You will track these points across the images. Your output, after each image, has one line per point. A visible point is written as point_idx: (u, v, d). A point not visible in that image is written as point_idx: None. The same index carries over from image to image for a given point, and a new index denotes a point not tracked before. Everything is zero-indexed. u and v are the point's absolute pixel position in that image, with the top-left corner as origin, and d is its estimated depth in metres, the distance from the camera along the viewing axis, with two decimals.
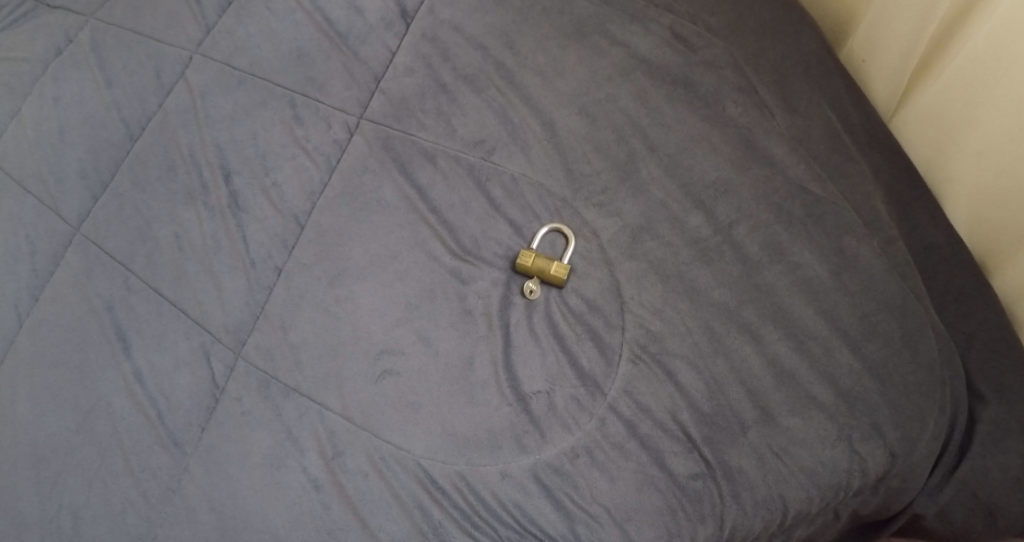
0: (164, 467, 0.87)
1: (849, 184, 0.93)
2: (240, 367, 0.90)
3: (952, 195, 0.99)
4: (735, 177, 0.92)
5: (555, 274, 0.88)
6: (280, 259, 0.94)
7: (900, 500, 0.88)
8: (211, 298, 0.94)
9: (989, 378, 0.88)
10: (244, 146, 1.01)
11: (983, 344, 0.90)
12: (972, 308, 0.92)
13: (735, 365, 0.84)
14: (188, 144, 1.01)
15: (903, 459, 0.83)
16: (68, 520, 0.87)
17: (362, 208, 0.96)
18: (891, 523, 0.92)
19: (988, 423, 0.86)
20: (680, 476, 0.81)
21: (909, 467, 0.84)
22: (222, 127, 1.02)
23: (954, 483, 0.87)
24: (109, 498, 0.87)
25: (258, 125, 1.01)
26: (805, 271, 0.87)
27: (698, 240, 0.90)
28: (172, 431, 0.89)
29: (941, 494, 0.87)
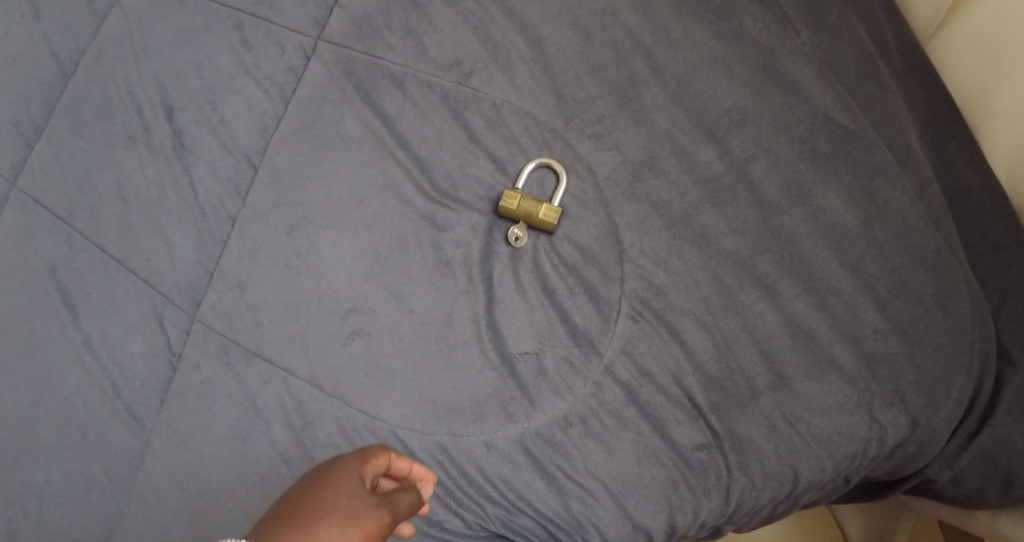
0: (125, 443, 0.80)
1: (881, 111, 0.81)
2: (196, 330, 0.81)
3: (997, 131, 0.87)
4: (751, 106, 0.80)
5: (544, 218, 0.78)
6: (234, 207, 0.84)
7: (913, 463, 0.82)
8: (160, 255, 0.84)
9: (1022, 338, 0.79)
10: (187, 78, 0.88)
11: (1018, 302, 0.81)
12: (1010, 253, 0.82)
13: (747, 323, 0.75)
14: (124, 78, 0.88)
15: (926, 426, 0.76)
16: (31, 501, 0.80)
17: (323, 146, 0.84)
18: (900, 484, 0.86)
19: (1017, 388, 0.79)
20: (684, 447, 0.74)
21: (928, 434, 0.77)
22: (162, 57, 0.88)
23: (975, 448, 0.80)
24: (70, 477, 0.80)
25: (201, 52, 0.88)
26: (829, 216, 0.77)
27: (709, 178, 0.79)
28: (129, 403, 0.81)
29: (959, 461, 0.81)
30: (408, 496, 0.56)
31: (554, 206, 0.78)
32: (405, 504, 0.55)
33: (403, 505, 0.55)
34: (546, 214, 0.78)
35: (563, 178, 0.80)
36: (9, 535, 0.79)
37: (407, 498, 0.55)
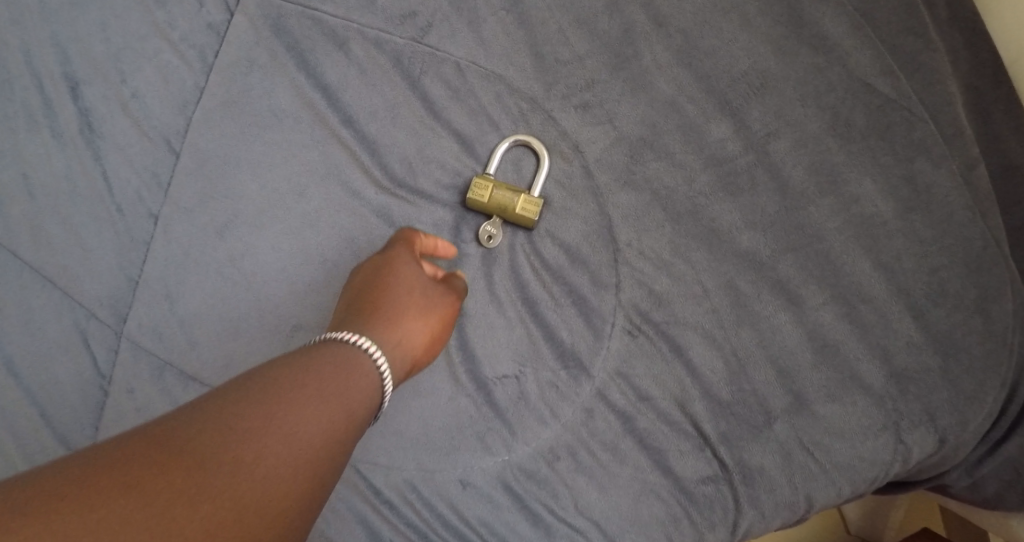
0: None
1: (929, 71, 0.66)
2: (124, 349, 0.69)
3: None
4: (774, 69, 0.65)
5: (523, 210, 0.63)
6: (154, 202, 0.70)
7: (929, 470, 0.74)
8: (77, 260, 0.69)
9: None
10: (90, 40, 0.69)
11: None
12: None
13: (764, 337, 0.64)
14: (16, 41, 0.69)
15: (953, 444, 0.66)
16: None
17: (252, 125, 0.69)
18: (912, 487, 0.78)
19: None
20: (687, 481, 0.64)
21: (954, 449, 0.68)
22: (58, 14, 0.69)
23: (999, 459, 0.72)
24: None
25: (104, 7, 0.69)
26: (862, 205, 0.64)
27: (721, 159, 0.65)
28: (61, 435, 0.68)
29: (981, 469, 0.73)
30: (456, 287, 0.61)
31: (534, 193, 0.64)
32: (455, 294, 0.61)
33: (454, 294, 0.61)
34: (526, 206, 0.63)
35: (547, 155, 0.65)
36: None
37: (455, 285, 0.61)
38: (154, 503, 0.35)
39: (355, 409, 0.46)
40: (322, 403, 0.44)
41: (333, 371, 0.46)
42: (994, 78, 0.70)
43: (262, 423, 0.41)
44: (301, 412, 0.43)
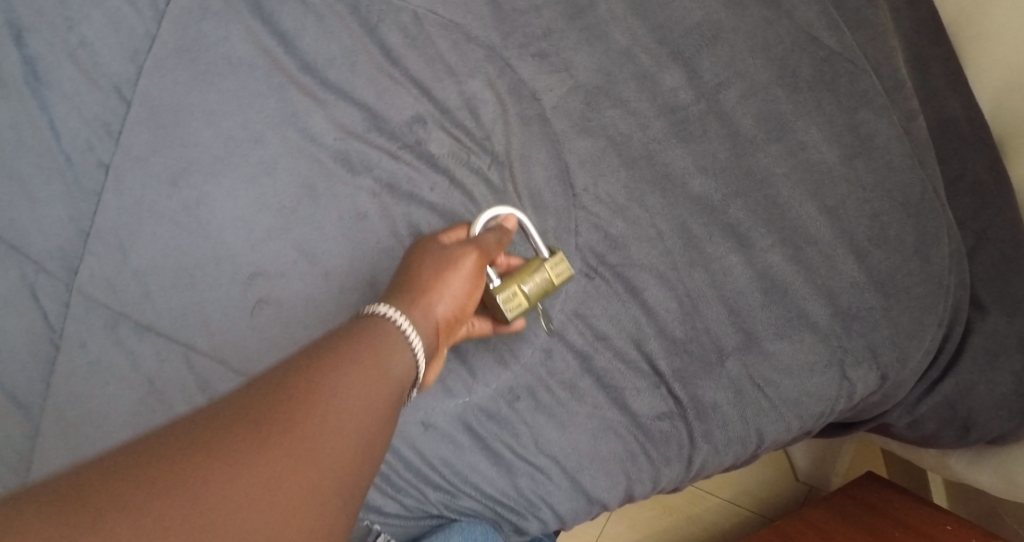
0: (12, 434, 0.67)
1: (870, 27, 0.69)
2: (76, 302, 0.68)
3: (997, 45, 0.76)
4: (724, 21, 0.67)
5: (558, 268, 0.58)
6: (105, 151, 0.68)
7: (870, 411, 0.76)
8: (25, 214, 0.67)
9: (997, 284, 0.72)
10: None
11: (994, 241, 0.73)
12: (995, 184, 0.73)
13: (716, 279, 0.66)
14: None
15: (894, 381, 0.69)
16: None
17: (205, 72, 0.68)
18: (858, 427, 0.81)
19: (984, 336, 0.72)
20: (644, 417, 0.66)
21: (895, 387, 0.71)
22: None
23: (937, 396, 0.74)
24: None
25: None
26: (809, 152, 0.67)
27: (674, 107, 0.67)
28: (10, 389, 0.67)
29: (919, 409, 0.75)
30: (496, 230, 0.58)
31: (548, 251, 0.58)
32: (495, 240, 0.57)
33: (492, 237, 0.57)
34: (556, 269, 0.58)
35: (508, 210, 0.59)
36: None
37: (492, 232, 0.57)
38: (233, 452, 0.34)
39: (393, 369, 0.43)
40: (373, 370, 0.42)
41: (371, 344, 0.43)
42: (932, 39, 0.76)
43: (322, 387, 0.39)
44: (353, 377, 0.41)
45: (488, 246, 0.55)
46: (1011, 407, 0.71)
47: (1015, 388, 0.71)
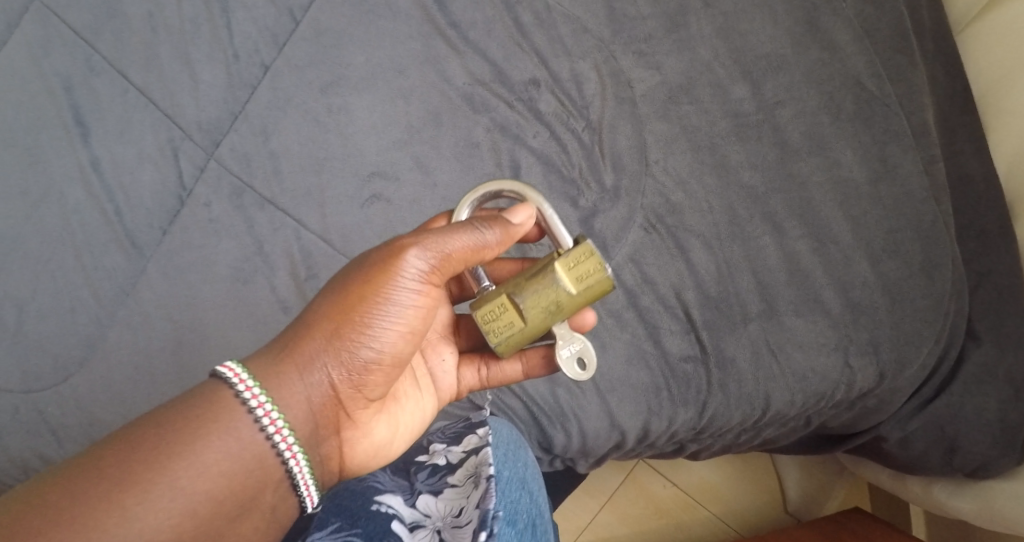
0: (120, 267, 0.75)
1: (909, 89, 0.86)
2: (211, 169, 0.78)
3: (1003, 126, 0.93)
4: (789, 56, 0.84)
5: (571, 278, 0.61)
6: (269, 55, 0.80)
7: (868, 419, 0.88)
8: (186, 89, 0.78)
9: (991, 320, 0.87)
10: None
11: (995, 281, 0.88)
12: (997, 240, 0.89)
13: (751, 254, 0.79)
14: None
15: (891, 382, 0.81)
16: (10, 310, 0.73)
17: (369, 10, 0.82)
18: (852, 440, 0.92)
19: (975, 363, 0.85)
20: (672, 357, 0.78)
21: (890, 392, 0.83)
22: None
23: (928, 412, 0.86)
24: (57, 295, 0.74)
25: None
26: (842, 170, 0.82)
27: (739, 113, 0.83)
28: (130, 230, 0.76)
29: (911, 423, 0.87)
30: (451, 231, 0.59)
31: (568, 256, 0.62)
32: (445, 246, 0.58)
33: (443, 247, 0.58)
34: (575, 278, 0.61)
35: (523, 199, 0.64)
36: None
37: (443, 234, 0.58)
38: None
39: (267, 486, 0.51)
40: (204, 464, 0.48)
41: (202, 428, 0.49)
42: (959, 114, 0.93)
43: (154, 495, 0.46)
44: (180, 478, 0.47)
45: (445, 248, 0.58)
46: (991, 432, 0.84)
47: (998, 413, 0.84)
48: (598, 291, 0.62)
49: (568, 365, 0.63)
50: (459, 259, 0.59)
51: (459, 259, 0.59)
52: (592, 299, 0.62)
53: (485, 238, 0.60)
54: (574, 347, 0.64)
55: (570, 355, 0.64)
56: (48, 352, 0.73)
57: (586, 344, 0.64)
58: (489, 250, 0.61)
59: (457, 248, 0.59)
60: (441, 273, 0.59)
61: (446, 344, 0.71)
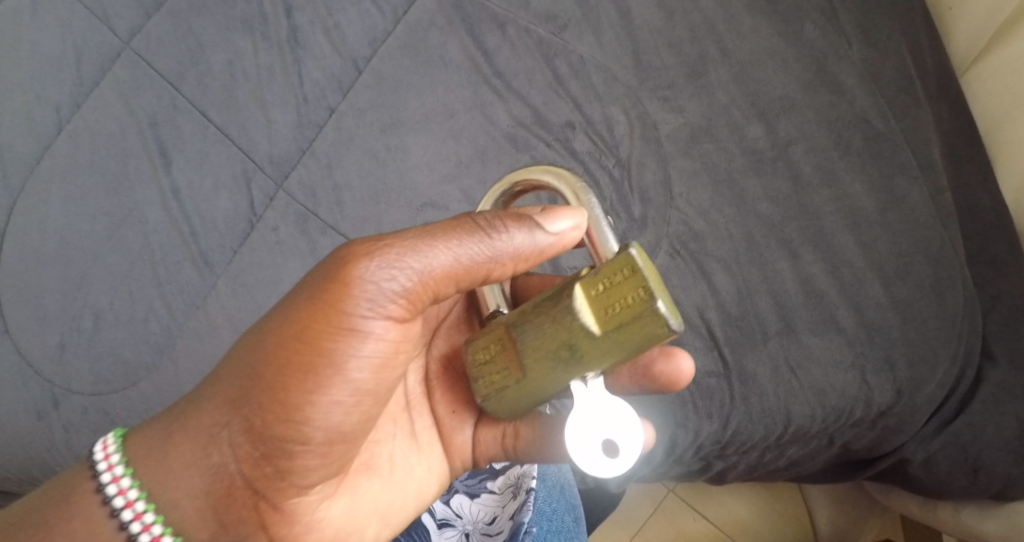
0: (191, 282, 0.86)
1: (914, 128, 0.94)
2: (279, 198, 0.88)
3: (1009, 160, 0.99)
4: (801, 100, 0.93)
5: (592, 316, 0.54)
6: (334, 99, 0.91)
7: (891, 440, 0.91)
8: (259, 127, 0.90)
9: (1007, 342, 0.91)
10: None
11: (1008, 304, 0.93)
12: (1007, 263, 0.95)
13: (769, 277, 0.86)
14: None
15: (909, 398, 0.85)
16: (89, 319, 0.86)
17: (424, 61, 0.93)
18: (877, 464, 0.95)
19: (993, 383, 0.90)
20: (698, 373, 0.83)
21: (910, 410, 0.86)
22: None
23: (949, 432, 0.90)
24: (133, 304, 0.86)
25: None
26: (853, 200, 0.89)
27: (756, 151, 0.90)
28: (204, 249, 0.87)
29: (933, 443, 0.90)
30: (412, 254, 0.54)
31: (603, 278, 0.54)
32: (394, 284, 0.54)
33: (392, 283, 0.54)
34: (604, 310, 0.54)
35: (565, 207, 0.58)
36: (60, 347, 0.85)
37: (393, 264, 0.54)
38: None
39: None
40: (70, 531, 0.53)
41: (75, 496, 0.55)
42: (968, 152, 1.00)
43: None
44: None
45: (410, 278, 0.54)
46: (1012, 450, 0.87)
47: (1018, 431, 0.88)
48: (636, 330, 0.53)
49: (582, 449, 0.56)
50: (440, 279, 0.55)
51: (439, 275, 0.55)
52: (632, 341, 0.53)
53: (480, 247, 0.55)
54: (600, 429, 0.56)
55: (590, 438, 0.56)
56: (120, 357, 0.84)
57: (626, 433, 0.56)
58: (492, 259, 0.56)
59: (428, 267, 0.54)
60: (394, 316, 0.55)
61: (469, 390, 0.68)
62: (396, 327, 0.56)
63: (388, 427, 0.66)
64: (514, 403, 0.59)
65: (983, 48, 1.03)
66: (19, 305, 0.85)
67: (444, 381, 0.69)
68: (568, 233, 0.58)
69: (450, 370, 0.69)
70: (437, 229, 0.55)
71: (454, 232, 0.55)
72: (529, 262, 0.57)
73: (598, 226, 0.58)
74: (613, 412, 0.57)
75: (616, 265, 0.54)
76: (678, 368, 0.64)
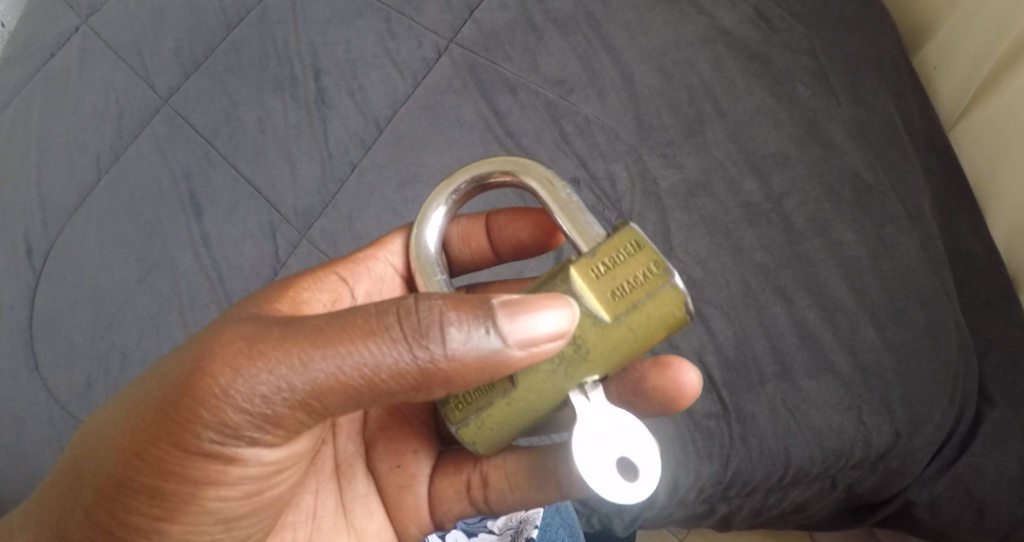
0: None
1: (903, 181, 0.99)
2: (303, 246, 0.94)
3: (997, 207, 1.04)
4: (793, 155, 0.98)
5: (602, 307, 0.57)
6: (356, 155, 0.98)
7: (895, 484, 0.93)
8: (286, 181, 0.97)
9: (1005, 384, 0.93)
10: (337, 49, 1.04)
11: (1003, 348, 0.95)
12: (1001, 308, 0.97)
13: (764, 322, 0.90)
14: (284, 38, 1.05)
15: (908, 438, 0.88)
16: (117, 358, 0.92)
17: (440, 122, 1.00)
18: (883, 509, 0.97)
19: (992, 424, 0.92)
20: (697, 414, 0.87)
21: (910, 452, 0.89)
22: (319, 29, 1.05)
23: (951, 474, 0.92)
24: (159, 343, 0.92)
25: (352, 32, 1.05)
26: (846, 249, 0.94)
27: (751, 203, 0.96)
28: (229, 293, 0.93)
29: (936, 485, 0.93)
30: (298, 373, 0.54)
31: (604, 263, 0.58)
32: (270, 404, 0.55)
33: (273, 401, 0.54)
34: (610, 293, 0.57)
35: (557, 298, 0.55)
36: (88, 384, 0.90)
37: (269, 385, 0.54)
38: None
39: None
40: None
41: None
42: (960, 204, 1.04)
43: None
44: None
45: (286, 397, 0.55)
46: (1016, 490, 0.89)
47: (1020, 470, 0.89)
48: (648, 307, 0.57)
49: (592, 460, 0.57)
50: (332, 395, 0.55)
51: (332, 391, 0.54)
52: (644, 321, 0.57)
53: (405, 357, 0.53)
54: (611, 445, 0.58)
55: (597, 451, 0.57)
56: None
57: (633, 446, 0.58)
58: (412, 373, 0.54)
59: (317, 385, 0.54)
60: (270, 433, 0.57)
61: (411, 443, 0.73)
62: (273, 439, 0.58)
63: (314, 496, 0.70)
64: (501, 422, 0.60)
65: (968, 104, 1.09)
66: (52, 344, 0.93)
67: (390, 432, 0.73)
68: (544, 345, 0.55)
69: (395, 419, 0.74)
70: (336, 342, 0.53)
71: (356, 350, 0.53)
72: (476, 372, 0.55)
73: (575, 223, 0.62)
74: (616, 428, 0.58)
75: (619, 245, 0.58)
76: (681, 382, 0.69)
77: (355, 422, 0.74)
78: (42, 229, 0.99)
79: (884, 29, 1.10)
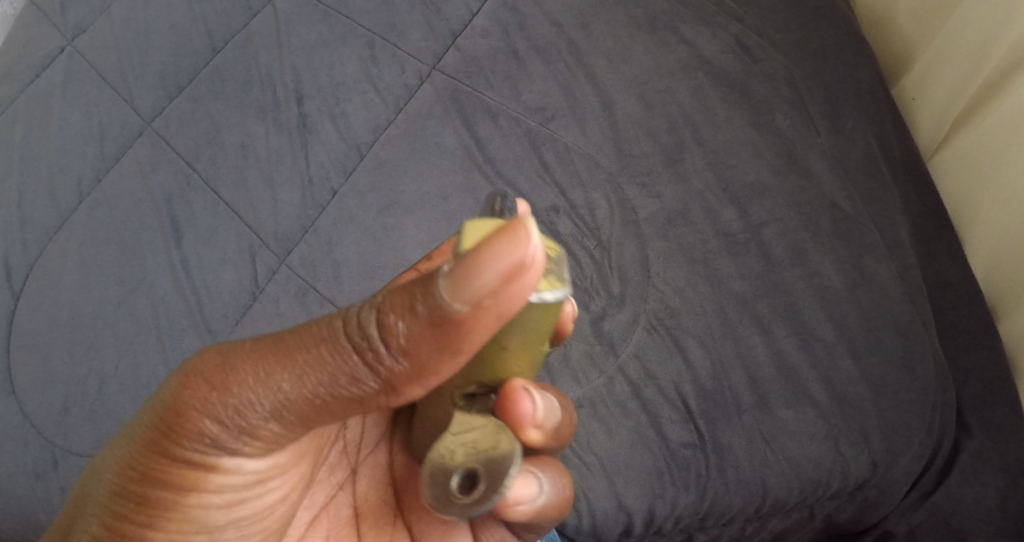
0: (194, 348, 0.91)
1: (880, 213, 1.00)
2: (282, 272, 0.94)
3: (975, 237, 1.05)
4: (772, 184, 0.99)
5: None
6: (337, 181, 0.98)
7: (873, 514, 0.92)
8: (266, 206, 0.97)
9: (982, 415, 0.94)
10: (319, 74, 1.04)
11: (979, 379, 0.96)
12: (979, 338, 0.98)
13: (741, 351, 0.90)
14: (266, 62, 1.05)
15: (884, 470, 0.88)
16: (94, 383, 0.91)
17: (421, 149, 1.00)
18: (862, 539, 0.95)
19: (970, 454, 0.92)
20: (674, 444, 0.85)
21: (889, 482, 0.89)
22: (302, 54, 1.05)
23: (928, 505, 0.91)
24: (136, 369, 0.91)
25: (334, 58, 1.05)
26: (823, 278, 0.94)
27: (729, 233, 0.96)
28: (207, 318, 0.93)
29: (915, 515, 0.92)
30: (266, 383, 0.52)
31: None
32: (245, 418, 0.52)
33: (248, 414, 0.52)
34: None
35: (510, 227, 0.48)
36: (64, 409, 0.90)
37: (242, 399, 0.52)
38: None
39: None
40: None
41: None
42: (939, 233, 1.04)
43: None
44: None
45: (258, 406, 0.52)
46: (993, 521, 0.89)
47: (997, 500, 0.90)
48: None
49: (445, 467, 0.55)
50: (307, 404, 0.52)
51: (306, 400, 0.52)
52: None
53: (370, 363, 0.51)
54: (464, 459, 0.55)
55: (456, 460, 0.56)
56: (119, 418, 0.89)
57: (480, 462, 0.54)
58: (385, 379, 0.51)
59: (289, 397, 0.52)
60: (250, 444, 0.54)
61: None
62: (257, 451, 0.55)
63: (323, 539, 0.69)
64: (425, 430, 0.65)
65: (947, 134, 1.10)
66: (27, 368, 0.93)
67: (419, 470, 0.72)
68: (507, 287, 0.48)
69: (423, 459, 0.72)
70: (302, 353, 0.52)
71: (324, 356, 0.51)
72: (435, 349, 0.50)
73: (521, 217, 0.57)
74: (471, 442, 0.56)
75: None
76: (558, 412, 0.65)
77: (381, 470, 0.74)
78: (21, 251, 0.99)
79: (863, 60, 1.11)
